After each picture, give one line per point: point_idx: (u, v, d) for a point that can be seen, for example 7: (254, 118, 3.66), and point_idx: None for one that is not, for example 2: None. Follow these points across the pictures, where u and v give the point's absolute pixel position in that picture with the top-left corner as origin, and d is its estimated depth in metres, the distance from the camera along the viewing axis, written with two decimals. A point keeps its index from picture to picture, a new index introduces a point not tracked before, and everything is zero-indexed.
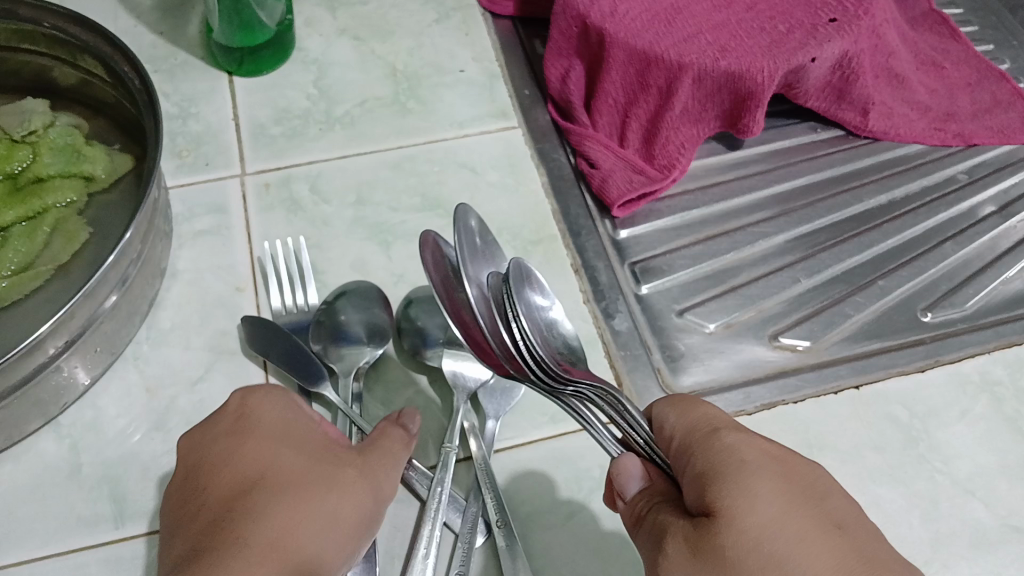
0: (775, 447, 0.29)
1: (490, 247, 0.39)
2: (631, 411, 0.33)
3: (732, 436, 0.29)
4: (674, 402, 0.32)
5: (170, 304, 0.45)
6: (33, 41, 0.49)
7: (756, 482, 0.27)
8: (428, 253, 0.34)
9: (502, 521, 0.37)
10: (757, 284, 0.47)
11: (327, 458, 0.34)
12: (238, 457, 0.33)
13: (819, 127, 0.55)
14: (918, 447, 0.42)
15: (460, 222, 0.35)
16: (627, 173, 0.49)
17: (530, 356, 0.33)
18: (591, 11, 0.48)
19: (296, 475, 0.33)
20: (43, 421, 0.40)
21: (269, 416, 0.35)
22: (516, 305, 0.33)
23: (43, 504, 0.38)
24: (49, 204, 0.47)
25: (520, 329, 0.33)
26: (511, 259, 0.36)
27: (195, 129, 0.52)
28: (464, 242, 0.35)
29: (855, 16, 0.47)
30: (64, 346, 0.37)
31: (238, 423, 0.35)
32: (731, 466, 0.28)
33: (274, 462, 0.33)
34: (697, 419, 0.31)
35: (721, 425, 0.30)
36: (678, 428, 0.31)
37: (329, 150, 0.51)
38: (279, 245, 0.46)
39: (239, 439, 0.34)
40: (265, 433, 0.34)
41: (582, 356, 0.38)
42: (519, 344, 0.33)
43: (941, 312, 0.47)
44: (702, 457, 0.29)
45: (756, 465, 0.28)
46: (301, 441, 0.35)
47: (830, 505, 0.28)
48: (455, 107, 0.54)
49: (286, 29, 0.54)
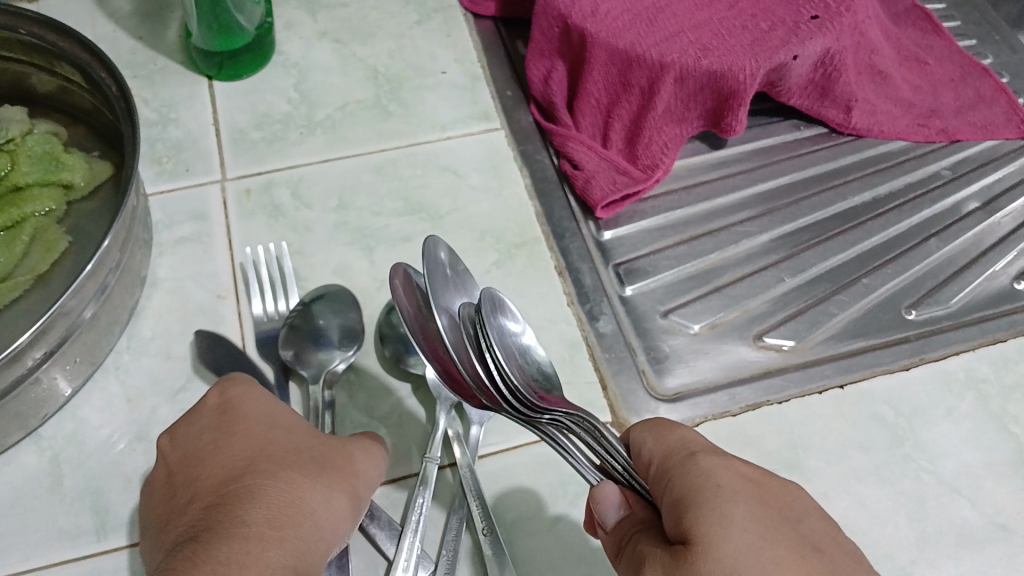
0: (751, 471, 0.29)
1: (464, 276, 0.39)
2: (608, 436, 0.33)
3: (708, 460, 0.29)
4: (652, 426, 0.32)
5: (151, 313, 0.44)
6: (9, 48, 0.49)
7: (732, 507, 0.27)
8: (399, 286, 0.35)
9: (489, 529, 0.37)
10: (741, 283, 0.47)
11: (317, 444, 0.34)
12: (229, 445, 0.33)
13: (803, 125, 0.55)
14: (904, 446, 0.42)
15: (428, 253, 0.35)
16: (610, 173, 0.49)
17: (504, 385, 0.34)
18: (573, 11, 0.48)
19: (288, 458, 0.33)
20: (23, 433, 0.39)
21: (256, 406, 0.35)
22: (489, 335, 0.34)
23: (24, 517, 0.38)
24: (28, 213, 0.47)
25: (493, 360, 0.33)
26: (483, 289, 0.36)
27: (175, 135, 0.51)
28: (434, 274, 0.35)
29: (836, 14, 0.47)
30: (44, 356, 0.37)
31: (224, 416, 0.35)
32: (707, 492, 0.27)
33: (266, 446, 0.33)
34: (673, 444, 0.30)
35: (698, 449, 0.30)
36: (655, 453, 0.30)
37: (311, 154, 0.51)
38: (261, 251, 0.46)
39: (227, 430, 0.34)
40: (253, 421, 0.35)
41: (556, 382, 0.38)
42: (493, 374, 0.34)
43: (926, 310, 0.47)
44: (679, 481, 0.28)
45: (732, 490, 0.27)
46: (290, 429, 0.35)
47: (807, 530, 0.28)
48: (438, 110, 0.54)
49: (265, 33, 0.54)
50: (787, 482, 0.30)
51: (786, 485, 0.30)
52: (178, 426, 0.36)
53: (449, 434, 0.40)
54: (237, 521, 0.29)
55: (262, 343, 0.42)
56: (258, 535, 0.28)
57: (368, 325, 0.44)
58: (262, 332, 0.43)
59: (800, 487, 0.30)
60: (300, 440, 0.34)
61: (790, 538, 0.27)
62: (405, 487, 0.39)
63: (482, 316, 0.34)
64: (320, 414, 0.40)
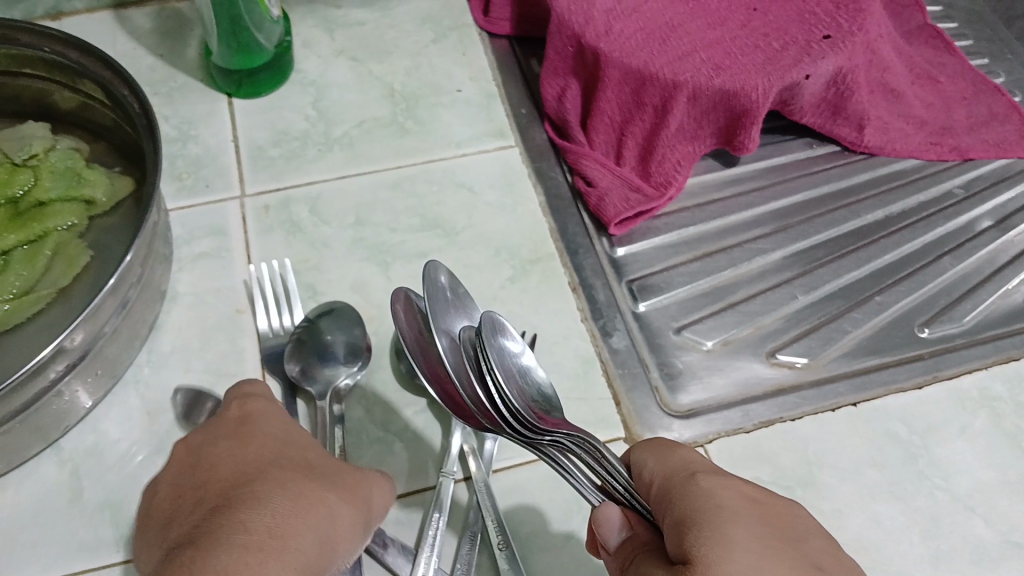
0: (753, 491, 0.29)
1: (465, 297, 0.39)
2: (609, 457, 0.33)
3: (709, 480, 0.29)
4: (653, 448, 0.32)
5: (170, 327, 0.45)
6: (33, 65, 0.50)
7: (733, 523, 0.27)
8: (399, 309, 0.35)
9: (504, 543, 0.37)
10: (754, 300, 0.47)
11: (326, 462, 0.35)
12: (242, 452, 0.34)
13: (816, 143, 0.55)
14: (918, 463, 0.42)
15: (429, 277, 0.36)
16: (623, 191, 0.49)
17: (505, 408, 0.33)
18: (586, 31, 0.48)
19: (299, 467, 0.33)
20: (44, 446, 0.40)
21: (270, 421, 0.36)
22: (491, 358, 0.34)
23: (44, 529, 0.38)
24: (50, 228, 0.48)
25: (495, 384, 0.33)
26: (485, 312, 0.36)
27: (195, 152, 0.52)
28: (434, 297, 0.36)
29: (849, 33, 0.47)
30: (65, 370, 0.38)
31: (239, 427, 0.36)
32: (708, 509, 0.27)
33: (278, 456, 0.33)
34: (674, 465, 0.31)
35: (699, 470, 0.30)
36: (656, 473, 0.31)
37: (328, 171, 0.52)
38: (264, 267, 0.46)
39: (242, 439, 0.35)
40: (267, 434, 0.35)
41: (556, 405, 0.38)
42: (494, 397, 0.34)
43: (939, 328, 0.47)
44: (680, 501, 0.29)
45: (733, 507, 0.27)
46: (301, 446, 0.35)
47: (811, 547, 0.27)
48: (453, 127, 0.55)
49: (284, 51, 0.55)
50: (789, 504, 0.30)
51: (788, 505, 0.30)
52: (193, 435, 0.36)
53: (464, 449, 0.40)
54: (246, 513, 0.29)
55: (270, 357, 0.43)
56: (267, 528, 0.28)
57: (384, 341, 0.45)
58: (267, 348, 0.43)
59: (803, 509, 0.30)
60: (311, 457, 0.34)
61: (794, 554, 0.26)
62: (418, 501, 0.39)
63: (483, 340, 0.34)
64: (328, 430, 0.40)
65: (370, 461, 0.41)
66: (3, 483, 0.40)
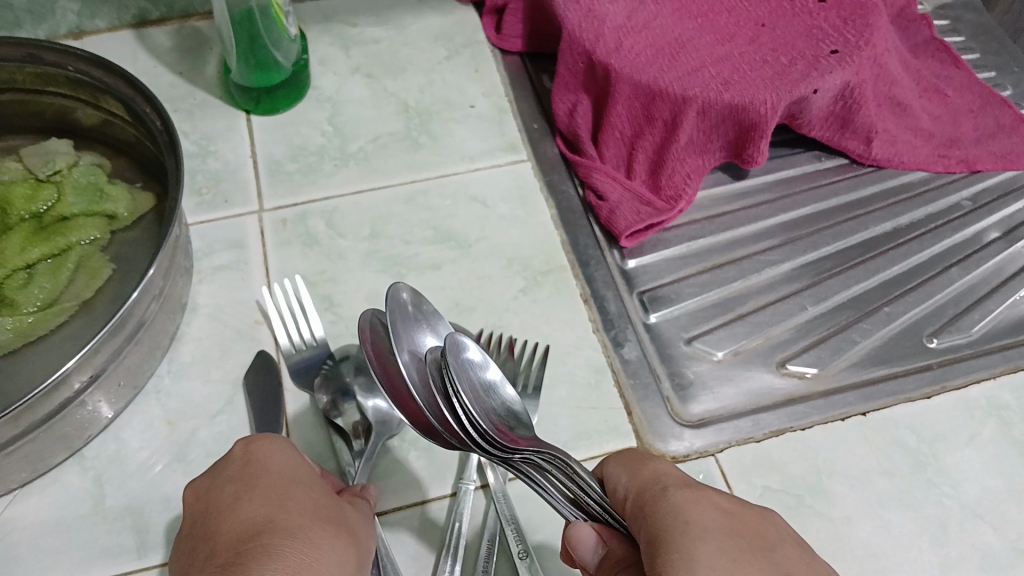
0: (723, 503, 0.29)
1: (430, 315, 0.39)
2: (579, 474, 0.33)
3: (678, 494, 0.30)
4: (626, 462, 0.33)
5: (190, 338, 0.46)
6: (58, 83, 0.51)
7: (698, 539, 0.27)
8: (365, 340, 0.35)
9: (524, 552, 0.38)
10: (764, 311, 0.48)
11: (331, 499, 0.33)
12: (250, 498, 0.32)
13: (823, 156, 0.56)
14: (927, 472, 0.42)
15: (391, 296, 0.37)
16: (634, 204, 0.50)
17: (473, 429, 0.33)
18: (597, 47, 0.50)
19: (303, 509, 0.32)
20: (67, 454, 0.41)
21: (275, 459, 0.34)
22: (457, 380, 0.34)
23: (68, 536, 0.39)
24: (74, 241, 0.49)
25: (460, 404, 0.33)
26: (448, 333, 0.36)
27: (214, 167, 0.53)
28: (395, 315, 0.36)
29: (855, 48, 0.49)
30: (88, 380, 0.39)
31: (245, 470, 0.34)
32: (676, 528, 0.28)
33: (285, 499, 0.32)
34: (645, 479, 0.32)
35: (668, 484, 0.31)
36: (630, 487, 0.32)
37: (344, 185, 0.53)
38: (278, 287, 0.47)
39: (252, 487, 0.33)
40: (273, 471, 0.34)
41: (525, 422, 0.37)
42: (461, 418, 0.33)
43: (947, 338, 0.47)
44: (651, 519, 0.29)
45: (700, 519, 0.28)
46: (307, 481, 0.34)
47: (780, 554, 0.28)
48: (466, 142, 0.56)
49: (301, 68, 0.56)
50: (761, 509, 0.31)
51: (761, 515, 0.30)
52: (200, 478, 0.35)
53: (482, 460, 0.41)
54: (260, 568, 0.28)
55: (299, 373, 0.43)
56: None
57: None
58: (294, 362, 0.44)
59: (776, 515, 0.31)
60: (313, 492, 0.33)
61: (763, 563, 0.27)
62: (434, 509, 0.40)
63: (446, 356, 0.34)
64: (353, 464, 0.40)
65: (385, 471, 0.41)
66: (27, 490, 0.41)
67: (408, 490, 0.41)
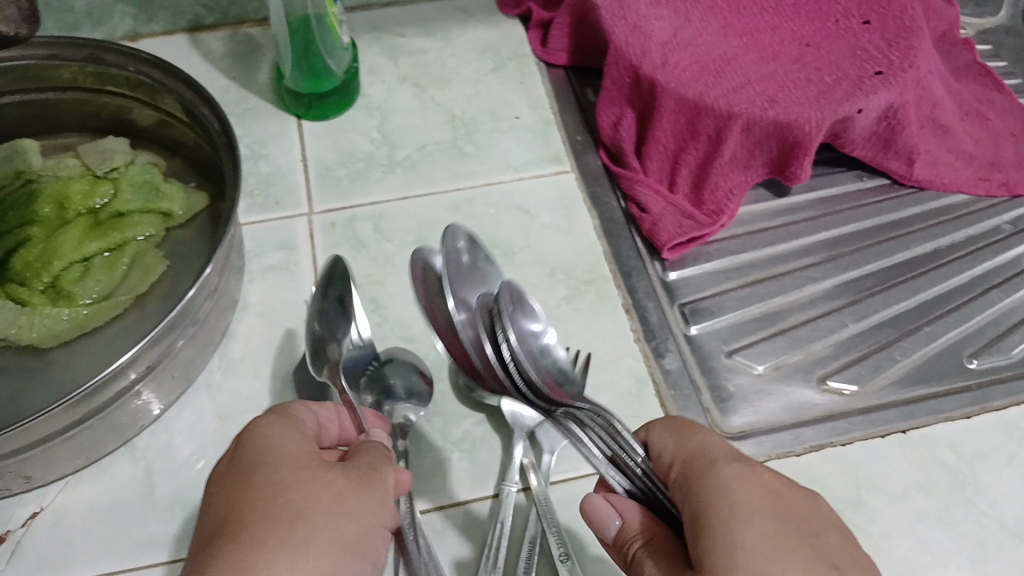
0: (772, 482, 0.29)
1: (483, 262, 0.43)
2: (626, 435, 0.34)
3: (726, 471, 0.30)
4: (674, 429, 0.33)
5: (241, 335, 0.47)
6: (117, 83, 0.53)
7: (745, 525, 0.27)
8: (418, 283, 0.41)
9: (565, 555, 0.38)
10: (805, 327, 0.48)
11: (316, 478, 0.31)
12: (228, 487, 0.30)
13: (865, 175, 0.56)
14: (966, 490, 0.42)
15: (447, 239, 0.40)
16: (677, 217, 0.51)
17: (520, 375, 0.38)
18: (643, 63, 0.51)
19: (269, 496, 0.29)
20: (118, 443, 0.42)
21: (263, 436, 0.32)
22: (508, 329, 0.38)
23: (119, 523, 0.40)
24: (129, 237, 0.51)
25: (509, 349, 0.38)
26: (504, 284, 0.40)
27: (266, 170, 0.55)
28: (452, 260, 0.40)
29: (900, 69, 0.49)
30: (144, 372, 0.40)
31: (236, 451, 0.32)
32: (722, 509, 0.28)
33: (254, 484, 0.30)
34: (693, 450, 0.31)
35: (718, 457, 0.31)
36: (676, 456, 0.32)
37: (391, 191, 0.54)
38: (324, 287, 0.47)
39: (233, 472, 0.31)
40: (257, 450, 0.32)
41: (568, 376, 0.40)
42: (508, 362, 0.38)
43: (987, 359, 0.47)
44: (697, 492, 0.30)
45: (747, 502, 0.28)
46: (293, 459, 0.31)
47: (827, 542, 0.28)
48: (511, 152, 0.57)
49: (352, 77, 0.57)
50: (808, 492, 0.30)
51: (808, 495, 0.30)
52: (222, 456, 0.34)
53: (524, 463, 0.42)
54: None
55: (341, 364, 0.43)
56: None
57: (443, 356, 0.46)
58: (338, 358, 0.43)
59: (822, 497, 0.30)
60: (293, 471, 0.31)
61: (811, 549, 0.27)
62: (477, 509, 0.41)
63: (499, 303, 0.39)
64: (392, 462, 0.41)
65: (428, 471, 0.42)
66: (80, 477, 0.42)
67: (451, 490, 0.41)
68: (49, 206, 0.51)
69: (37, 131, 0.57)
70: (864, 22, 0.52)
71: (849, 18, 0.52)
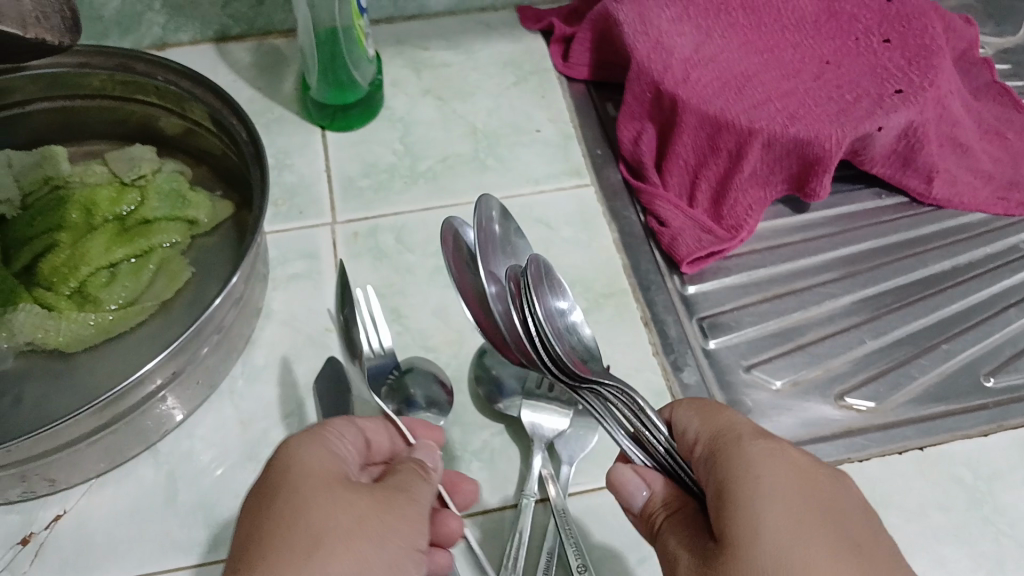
0: (797, 462, 0.30)
1: (509, 237, 0.44)
2: (648, 413, 0.35)
3: (754, 449, 0.30)
4: (700, 407, 0.34)
5: (264, 342, 0.48)
6: (145, 92, 0.54)
7: (772, 505, 0.28)
8: (448, 241, 0.40)
9: (583, 565, 0.38)
10: (823, 343, 0.48)
11: (338, 497, 0.30)
12: (257, 508, 0.30)
13: (884, 193, 0.57)
14: (983, 508, 0.42)
15: (482, 206, 0.41)
16: (696, 232, 0.51)
17: (545, 346, 0.38)
18: (665, 79, 0.51)
19: (290, 517, 0.29)
20: (142, 448, 0.43)
21: (295, 457, 0.32)
22: (535, 298, 0.38)
23: (142, 527, 0.41)
24: (155, 244, 0.51)
25: (535, 320, 0.38)
26: (532, 255, 0.41)
27: (290, 180, 0.55)
28: (484, 228, 0.41)
29: (920, 88, 0.50)
30: (169, 378, 0.40)
31: (270, 470, 0.32)
32: (749, 487, 0.29)
33: (281, 505, 0.30)
34: (720, 425, 0.32)
35: (744, 434, 0.32)
36: (703, 432, 0.32)
37: (413, 202, 0.55)
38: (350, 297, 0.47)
39: (264, 494, 0.31)
40: (287, 471, 0.32)
41: (594, 355, 0.41)
42: (533, 333, 0.38)
43: (1005, 378, 0.47)
44: (723, 468, 0.30)
45: (774, 481, 0.29)
46: (318, 479, 0.31)
47: (844, 522, 0.29)
48: (532, 165, 0.57)
49: (376, 89, 0.58)
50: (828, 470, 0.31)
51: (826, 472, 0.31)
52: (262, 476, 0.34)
53: (543, 474, 0.42)
54: None
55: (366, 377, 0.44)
56: None
57: (463, 366, 0.47)
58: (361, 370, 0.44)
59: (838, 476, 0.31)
60: (315, 491, 0.30)
61: (830, 530, 0.29)
62: (496, 518, 0.41)
63: (527, 274, 0.39)
64: None
65: None
66: (103, 480, 0.42)
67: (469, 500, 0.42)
68: (77, 212, 0.52)
69: (65, 138, 0.58)
70: (884, 40, 0.53)
71: (870, 37, 0.53)
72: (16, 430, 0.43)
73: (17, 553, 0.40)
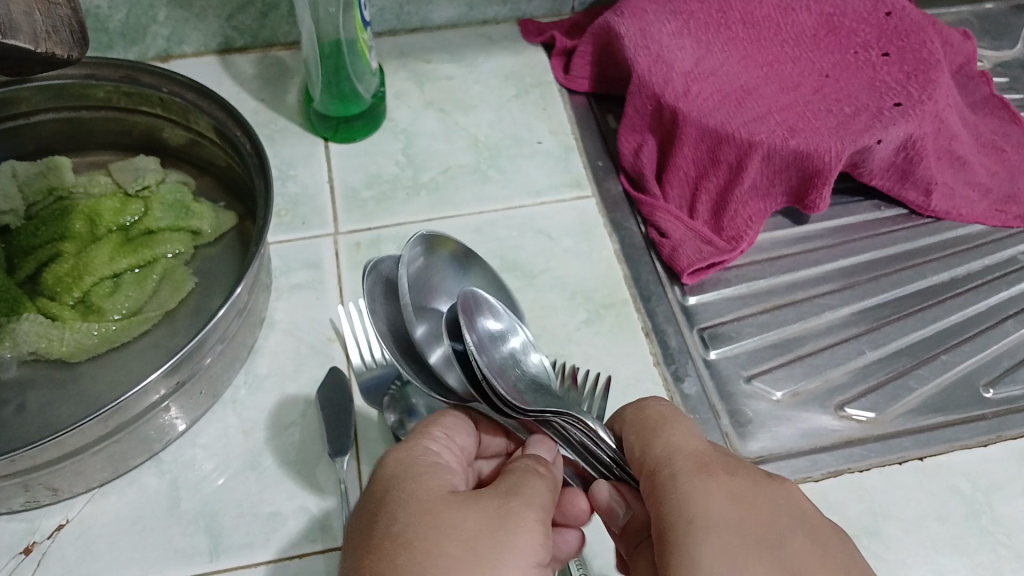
0: (730, 490, 0.30)
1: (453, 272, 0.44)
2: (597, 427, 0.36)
3: (686, 482, 0.31)
4: (639, 432, 0.34)
5: (267, 351, 0.48)
6: (152, 104, 0.54)
7: (705, 544, 0.29)
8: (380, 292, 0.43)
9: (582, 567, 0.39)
10: (823, 353, 0.49)
11: (449, 512, 0.30)
12: (370, 526, 0.31)
13: (882, 205, 0.57)
14: (981, 519, 0.42)
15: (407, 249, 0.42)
16: (695, 243, 0.51)
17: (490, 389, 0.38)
18: (666, 91, 0.52)
19: (393, 548, 0.29)
20: (146, 457, 0.43)
21: (400, 474, 0.32)
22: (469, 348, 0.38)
23: (144, 535, 0.41)
24: (159, 254, 0.52)
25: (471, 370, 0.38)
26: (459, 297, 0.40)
27: (294, 191, 0.56)
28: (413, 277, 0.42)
29: (918, 101, 0.50)
30: (174, 388, 0.40)
31: (377, 488, 0.33)
32: (683, 529, 0.29)
33: (392, 525, 0.30)
34: (656, 457, 0.33)
35: (678, 464, 0.32)
36: (643, 463, 0.33)
37: (415, 213, 0.55)
38: (353, 308, 0.48)
39: (375, 513, 0.31)
40: (394, 488, 0.32)
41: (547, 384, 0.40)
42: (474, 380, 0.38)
43: (1003, 389, 0.48)
44: (660, 507, 0.31)
45: (706, 517, 0.29)
46: (416, 504, 0.31)
47: (788, 547, 0.29)
48: (533, 177, 0.58)
49: (379, 101, 0.59)
50: (773, 487, 0.32)
51: (771, 493, 0.31)
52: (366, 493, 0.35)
53: None
54: None
55: (367, 391, 0.45)
56: None
57: None
58: (364, 381, 0.45)
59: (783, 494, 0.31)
60: (416, 517, 0.30)
61: (769, 559, 0.29)
62: None
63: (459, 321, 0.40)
64: None
65: None
66: (106, 490, 0.42)
67: None
68: (81, 222, 0.52)
69: (71, 148, 0.58)
70: (883, 54, 0.54)
71: (869, 50, 0.54)
72: (19, 439, 0.43)
73: (19, 562, 0.40)
